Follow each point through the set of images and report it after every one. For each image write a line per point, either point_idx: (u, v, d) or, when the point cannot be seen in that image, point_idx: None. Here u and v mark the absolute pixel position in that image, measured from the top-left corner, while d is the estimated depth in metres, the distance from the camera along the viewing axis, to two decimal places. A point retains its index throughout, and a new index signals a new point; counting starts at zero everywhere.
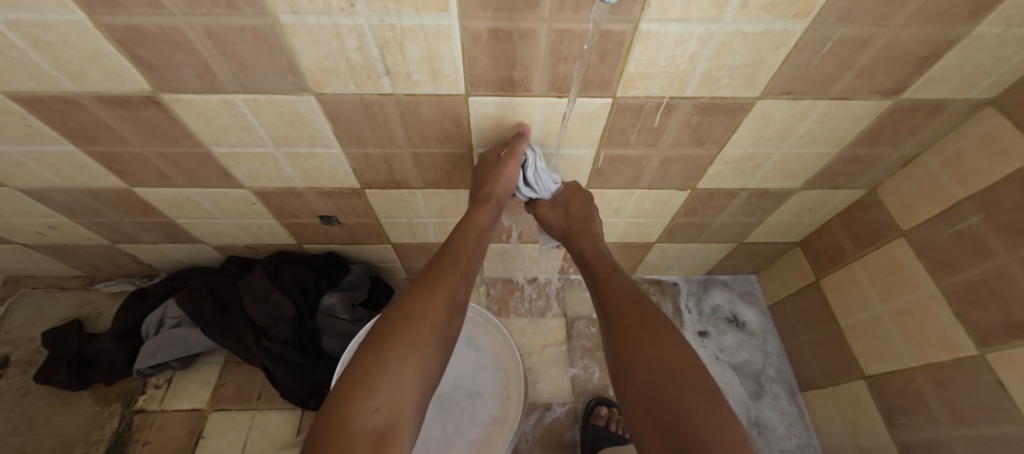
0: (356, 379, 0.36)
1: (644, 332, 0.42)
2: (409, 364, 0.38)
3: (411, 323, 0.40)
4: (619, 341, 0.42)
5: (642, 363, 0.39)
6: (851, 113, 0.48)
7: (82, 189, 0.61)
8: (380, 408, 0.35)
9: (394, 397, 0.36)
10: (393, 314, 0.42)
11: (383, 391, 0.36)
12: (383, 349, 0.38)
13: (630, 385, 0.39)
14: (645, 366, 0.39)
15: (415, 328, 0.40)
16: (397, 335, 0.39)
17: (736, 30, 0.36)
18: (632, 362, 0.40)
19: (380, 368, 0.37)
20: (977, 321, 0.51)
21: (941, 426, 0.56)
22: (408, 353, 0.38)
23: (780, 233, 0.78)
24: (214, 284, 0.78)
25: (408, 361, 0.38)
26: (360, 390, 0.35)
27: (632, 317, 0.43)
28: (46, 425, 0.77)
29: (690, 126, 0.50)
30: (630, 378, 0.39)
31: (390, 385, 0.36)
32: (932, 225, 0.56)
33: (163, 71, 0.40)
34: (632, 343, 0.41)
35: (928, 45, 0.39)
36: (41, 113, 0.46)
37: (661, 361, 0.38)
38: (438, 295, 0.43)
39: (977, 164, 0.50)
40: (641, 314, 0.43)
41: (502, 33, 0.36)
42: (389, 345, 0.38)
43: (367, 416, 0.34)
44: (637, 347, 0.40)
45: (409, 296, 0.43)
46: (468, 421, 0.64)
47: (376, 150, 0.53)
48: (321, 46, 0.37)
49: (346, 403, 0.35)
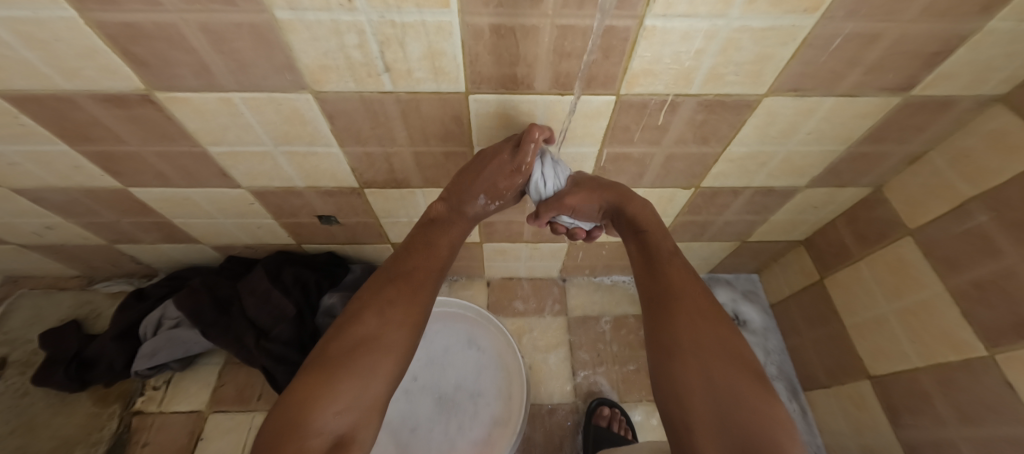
0: (318, 381, 0.38)
1: (704, 322, 0.41)
2: (376, 370, 0.40)
3: (378, 328, 0.42)
4: (674, 325, 0.42)
5: (700, 353, 0.39)
6: (858, 110, 0.47)
7: (78, 189, 0.60)
8: (340, 410, 0.37)
9: (356, 400, 0.38)
10: (366, 317, 0.43)
11: (347, 394, 0.38)
12: (352, 354, 0.40)
13: (685, 371, 0.39)
14: (703, 355, 0.39)
15: (385, 335, 0.42)
16: (364, 339, 0.41)
17: (742, 26, 0.35)
18: (689, 350, 0.40)
19: (344, 371, 0.38)
20: (985, 321, 0.50)
21: (947, 426, 0.56)
22: (377, 359, 0.40)
23: (784, 232, 0.78)
24: (213, 284, 0.77)
25: (372, 366, 0.40)
26: (322, 392, 0.37)
27: (690, 305, 0.43)
28: (45, 427, 0.76)
29: (695, 124, 0.49)
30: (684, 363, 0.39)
31: (354, 392, 0.38)
32: (940, 224, 0.55)
33: (159, 68, 0.39)
34: (691, 331, 0.41)
35: (939, 41, 0.38)
36: (35, 113, 0.45)
37: (721, 356, 0.39)
38: (406, 304, 0.45)
39: (986, 162, 0.49)
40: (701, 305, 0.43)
41: (504, 29, 0.35)
42: (359, 351, 0.40)
43: (327, 418, 0.36)
44: (699, 335, 0.40)
45: (377, 299, 0.44)
46: (468, 422, 0.64)
47: (376, 148, 0.53)
48: (320, 44, 0.36)
49: (309, 404, 0.36)
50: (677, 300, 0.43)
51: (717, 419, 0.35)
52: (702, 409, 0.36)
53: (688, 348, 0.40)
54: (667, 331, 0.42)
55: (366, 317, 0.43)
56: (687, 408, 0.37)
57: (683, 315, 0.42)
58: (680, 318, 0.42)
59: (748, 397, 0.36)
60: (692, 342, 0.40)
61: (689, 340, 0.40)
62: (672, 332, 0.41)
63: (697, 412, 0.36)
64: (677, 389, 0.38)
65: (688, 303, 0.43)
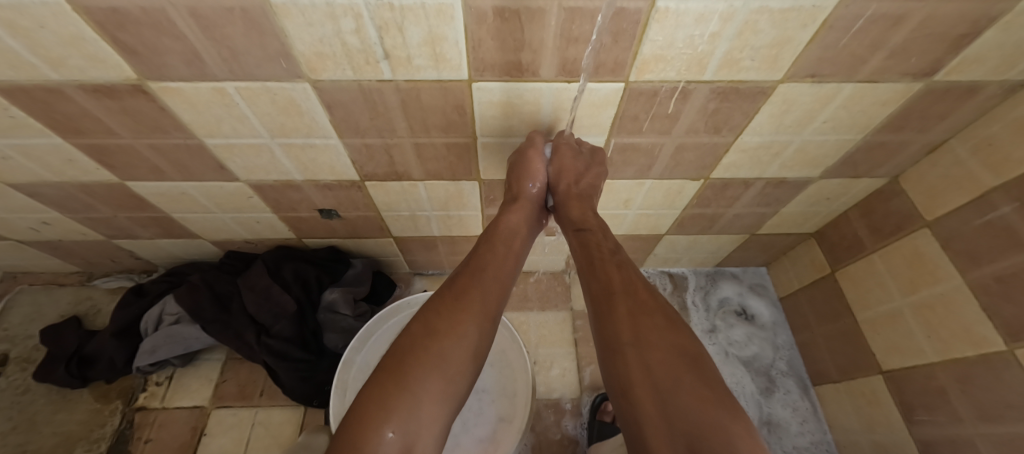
0: (372, 397, 0.32)
1: (644, 317, 0.37)
2: (428, 387, 0.34)
3: (433, 340, 0.36)
4: (615, 319, 0.38)
5: (644, 344, 0.35)
6: (877, 97, 0.45)
7: (73, 184, 0.58)
8: (397, 431, 0.31)
9: (415, 423, 0.32)
10: (413, 329, 0.38)
11: (400, 414, 0.31)
12: (400, 366, 0.34)
13: (628, 366, 0.34)
14: (648, 350, 0.34)
15: (436, 345, 0.36)
16: (416, 351, 0.35)
17: (761, 7, 0.33)
18: (631, 345, 0.35)
19: (405, 389, 0.33)
20: (1007, 316, 0.49)
21: (964, 423, 0.54)
22: (429, 373, 0.34)
23: (794, 225, 0.76)
24: (213, 279, 0.76)
25: (425, 383, 0.34)
26: (376, 410, 0.32)
27: (628, 299, 0.39)
28: (47, 423, 0.76)
29: (707, 112, 0.47)
30: (625, 360, 0.34)
31: (417, 413, 0.32)
32: (959, 216, 0.54)
33: (149, 57, 0.37)
34: (631, 323, 0.36)
35: (968, 22, 0.36)
36: (24, 105, 0.43)
37: (665, 348, 0.34)
38: (465, 310, 0.39)
39: (1010, 151, 0.47)
40: (640, 296, 0.39)
41: (509, 12, 0.33)
42: (406, 364, 0.34)
43: (382, 440, 0.30)
44: (640, 326, 0.36)
45: (427, 308, 0.40)
46: (473, 420, 0.63)
47: (376, 140, 0.51)
48: (315, 29, 0.34)
49: (364, 424, 0.31)
50: (614, 296, 0.39)
51: (664, 417, 0.30)
52: (650, 406, 0.31)
53: (628, 343, 0.35)
54: (609, 327, 0.37)
55: (410, 327, 0.38)
56: (636, 402, 0.32)
57: (624, 307, 0.38)
58: (620, 314, 0.38)
59: (695, 391, 0.30)
60: (635, 335, 0.35)
61: (631, 335, 0.36)
62: (613, 329, 0.37)
63: (644, 408, 0.31)
64: (627, 384, 0.33)
65: (626, 297, 0.39)
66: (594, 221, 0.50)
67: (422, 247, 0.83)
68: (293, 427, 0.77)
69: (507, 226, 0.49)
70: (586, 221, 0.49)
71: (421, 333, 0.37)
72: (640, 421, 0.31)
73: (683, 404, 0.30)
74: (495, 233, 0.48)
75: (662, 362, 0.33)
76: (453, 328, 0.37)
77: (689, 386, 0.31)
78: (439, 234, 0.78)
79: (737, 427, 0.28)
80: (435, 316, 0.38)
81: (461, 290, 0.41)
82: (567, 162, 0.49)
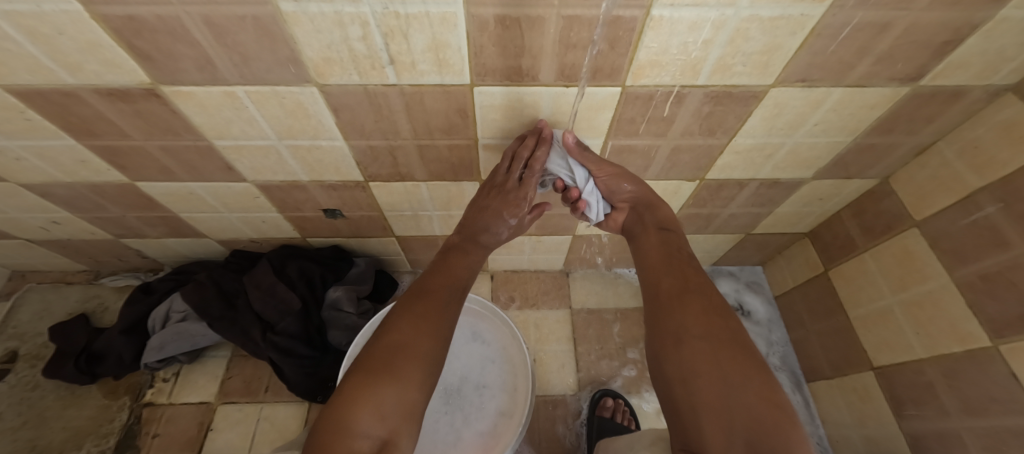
0: (358, 382, 0.37)
1: (714, 315, 0.39)
2: (412, 375, 0.39)
3: (421, 334, 0.42)
4: (685, 312, 0.40)
5: (713, 341, 0.37)
6: (866, 101, 0.47)
7: (84, 184, 0.60)
8: (383, 413, 0.36)
9: (399, 404, 0.37)
10: (389, 326, 0.42)
11: (390, 398, 0.37)
12: (392, 358, 0.39)
13: (693, 360, 0.36)
14: (713, 346, 0.36)
15: (423, 340, 0.41)
16: (407, 345, 0.40)
17: (752, 15, 0.35)
18: (699, 339, 0.37)
19: (388, 374, 0.38)
20: (991, 313, 0.50)
21: (951, 417, 0.56)
22: (415, 362, 0.39)
23: (788, 224, 0.77)
24: (219, 277, 0.78)
25: (413, 372, 0.39)
26: (368, 395, 0.36)
27: (701, 297, 0.41)
28: (56, 419, 0.78)
29: (701, 115, 0.49)
30: (688, 352, 0.37)
31: (405, 401, 0.37)
32: (947, 215, 0.55)
33: (163, 62, 0.39)
34: (699, 318, 0.39)
35: (950, 30, 0.37)
36: (40, 108, 0.45)
37: (732, 345, 0.36)
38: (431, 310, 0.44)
39: (996, 152, 0.48)
40: (712, 297, 0.41)
41: (510, 20, 0.35)
42: (397, 356, 0.39)
43: (370, 422, 0.35)
44: (711, 321, 0.39)
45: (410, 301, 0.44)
46: (474, 414, 0.64)
47: (380, 142, 0.52)
48: (324, 36, 0.36)
49: (353, 407, 0.35)
50: (687, 294, 0.42)
51: (723, 409, 0.33)
52: (711, 399, 0.34)
53: (696, 336, 0.37)
54: (676, 320, 0.40)
55: (400, 325, 0.42)
56: (693, 391, 0.35)
57: (697, 305, 0.40)
58: (690, 310, 0.40)
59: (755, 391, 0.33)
60: (705, 330, 0.38)
61: (699, 330, 0.38)
62: (678, 321, 0.40)
63: (704, 398, 0.34)
64: (686, 374, 0.36)
65: (698, 297, 0.41)
66: (676, 223, 0.51)
67: (423, 246, 0.85)
68: (296, 422, 0.78)
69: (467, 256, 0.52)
70: (671, 222, 0.51)
71: (410, 319, 0.43)
72: (697, 408, 0.34)
73: (748, 402, 0.32)
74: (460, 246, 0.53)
75: (728, 359, 0.35)
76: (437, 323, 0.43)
77: (754, 386, 0.33)
78: (441, 233, 0.79)
79: (795, 434, 0.31)
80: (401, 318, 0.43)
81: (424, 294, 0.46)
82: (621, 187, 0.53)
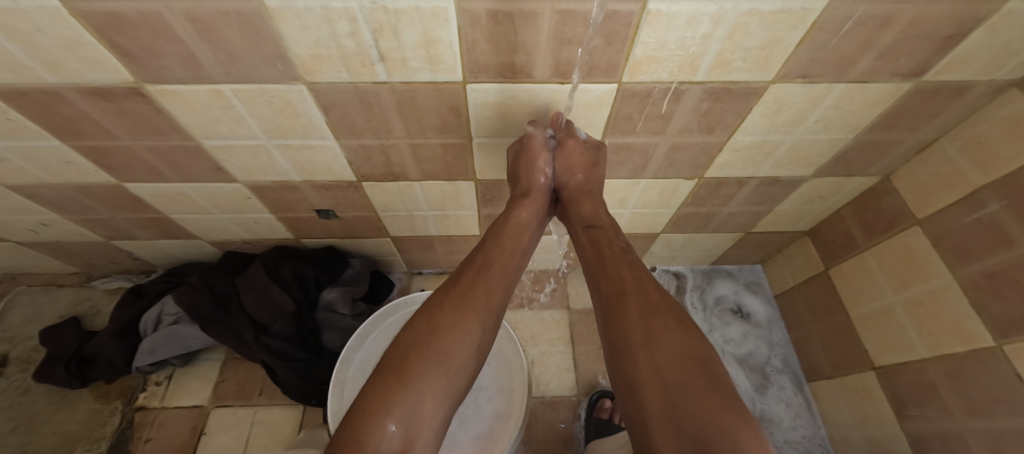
0: (375, 390, 0.35)
1: (655, 317, 0.36)
2: (430, 381, 0.36)
3: (435, 336, 0.38)
4: (625, 320, 0.37)
5: (656, 350, 0.34)
6: (868, 97, 0.46)
7: (71, 185, 0.59)
8: (400, 425, 0.33)
9: (417, 413, 0.34)
10: (414, 325, 0.40)
11: (402, 409, 0.33)
12: (403, 362, 0.36)
13: (637, 366, 0.34)
14: (657, 353, 0.34)
15: (439, 341, 0.38)
16: (418, 347, 0.37)
17: (751, 10, 0.34)
18: (641, 347, 0.34)
19: (406, 383, 0.35)
20: (995, 312, 0.49)
21: (954, 418, 0.55)
22: (428, 370, 0.36)
23: (789, 223, 0.77)
24: (212, 279, 0.77)
25: (425, 375, 0.36)
26: (379, 404, 0.33)
27: (638, 300, 0.38)
28: (48, 424, 0.77)
29: (700, 112, 0.48)
30: (636, 362, 0.34)
31: (416, 409, 0.34)
32: (950, 213, 0.54)
33: (146, 60, 0.38)
34: (641, 324, 0.36)
35: (955, 23, 0.36)
36: (22, 108, 0.44)
37: (674, 350, 0.34)
38: (465, 307, 0.40)
39: (1000, 148, 0.47)
40: (651, 298, 0.38)
41: (502, 15, 0.34)
42: (415, 362, 0.36)
43: (385, 431, 0.32)
44: (650, 327, 0.36)
45: (429, 305, 0.41)
46: (471, 417, 0.63)
47: (372, 141, 0.51)
48: (311, 32, 0.35)
49: (366, 419, 0.33)
50: (624, 297, 0.39)
51: (672, 417, 0.30)
52: (656, 400, 0.31)
53: (637, 346, 0.35)
54: (618, 327, 0.37)
55: (413, 322, 0.40)
56: (644, 405, 0.32)
57: (635, 309, 0.37)
58: (629, 315, 0.37)
59: (703, 397, 0.30)
60: (646, 337, 0.35)
61: (642, 337, 0.35)
62: (623, 329, 0.37)
63: (653, 411, 0.31)
64: (635, 386, 0.33)
65: (637, 297, 0.39)
66: (606, 219, 0.50)
67: (420, 246, 0.84)
68: (291, 425, 0.77)
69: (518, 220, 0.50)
70: (597, 219, 0.49)
71: (421, 329, 0.39)
72: (648, 421, 0.31)
73: (699, 409, 0.29)
74: (504, 228, 0.49)
75: (673, 367, 0.33)
76: (455, 324, 0.39)
77: (700, 390, 0.31)
78: (436, 233, 0.79)
79: (746, 433, 0.28)
80: (434, 312, 0.40)
81: (463, 285, 0.42)
82: (574, 150, 0.48)
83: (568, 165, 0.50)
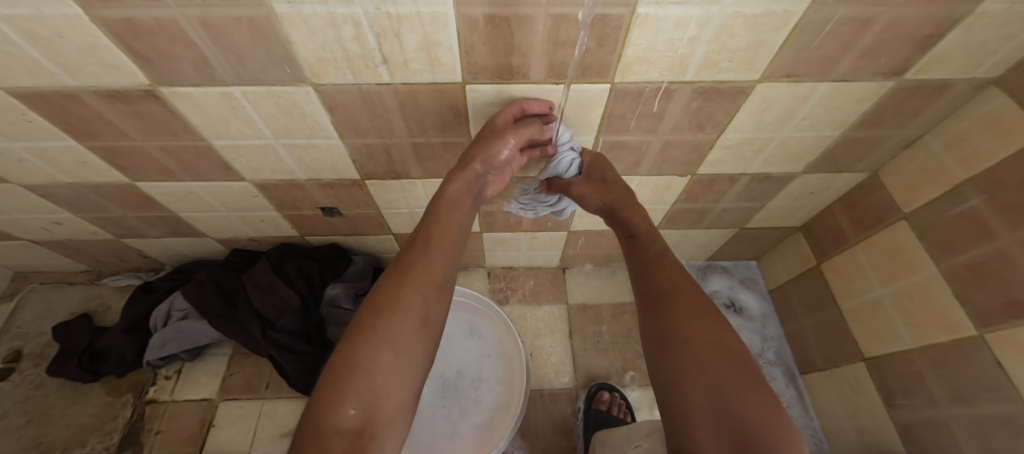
0: (331, 380, 0.36)
1: (699, 319, 0.41)
2: (383, 363, 0.37)
3: (382, 318, 0.40)
4: (671, 317, 0.42)
5: (697, 347, 0.38)
6: (852, 95, 0.48)
7: (85, 184, 0.61)
8: (357, 407, 0.35)
9: (371, 393, 0.36)
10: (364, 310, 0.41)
11: (358, 391, 0.35)
12: (351, 349, 0.38)
13: (679, 361, 0.38)
14: (699, 349, 0.38)
15: (383, 321, 0.39)
16: (365, 330, 0.39)
17: (735, 12, 0.35)
18: (686, 344, 0.39)
19: (357, 368, 0.36)
20: (977, 302, 0.51)
21: (940, 406, 0.57)
22: (380, 350, 0.38)
23: (781, 219, 0.78)
24: (219, 276, 0.79)
25: (377, 358, 0.37)
26: (335, 391, 0.35)
27: (684, 300, 0.43)
28: (61, 416, 0.79)
29: (690, 111, 0.50)
30: (680, 356, 0.38)
31: (375, 391, 0.36)
32: (935, 207, 0.56)
33: (161, 63, 0.40)
34: (687, 323, 0.40)
35: (931, 24, 0.38)
36: (42, 109, 0.46)
37: (713, 347, 0.38)
38: (408, 283, 0.42)
39: (981, 144, 0.49)
40: (694, 300, 0.42)
41: (499, 19, 0.36)
42: (367, 345, 0.38)
43: (341, 417, 0.34)
44: (695, 326, 0.40)
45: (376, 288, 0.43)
46: (471, 407, 0.65)
47: (375, 140, 0.53)
48: (318, 36, 0.37)
49: (322, 407, 0.35)
50: (670, 297, 0.43)
51: (713, 407, 0.34)
52: (698, 390, 0.36)
53: (681, 340, 0.39)
54: (665, 323, 0.42)
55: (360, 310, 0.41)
56: (685, 395, 0.37)
57: (680, 309, 0.42)
58: (674, 313, 0.42)
59: (741, 392, 0.34)
60: (687, 334, 0.40)
61: (685, 334, 0.40)
62: (668, 326, 0.41)
63: (694, 401, 0.36)
64: (676, 378, 0.38)
65: (681, 298, 0.43)
66: (652, 228, 0.53)
67: None
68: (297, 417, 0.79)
69: (454, 197, 0.49)
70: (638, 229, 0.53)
71: (369, 312, 0.40)
72: (689, 411, 0.36)
73: (739, 403, 0.34)
74: (437, 206, 0.49)
75: (715, 363, 0.37)
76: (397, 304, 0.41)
77: (738, 385, 0.35)
78: None
79: (782, 429, 0.32)
80: (377, 295, 0.42)
81: (403, 264, 0.44)
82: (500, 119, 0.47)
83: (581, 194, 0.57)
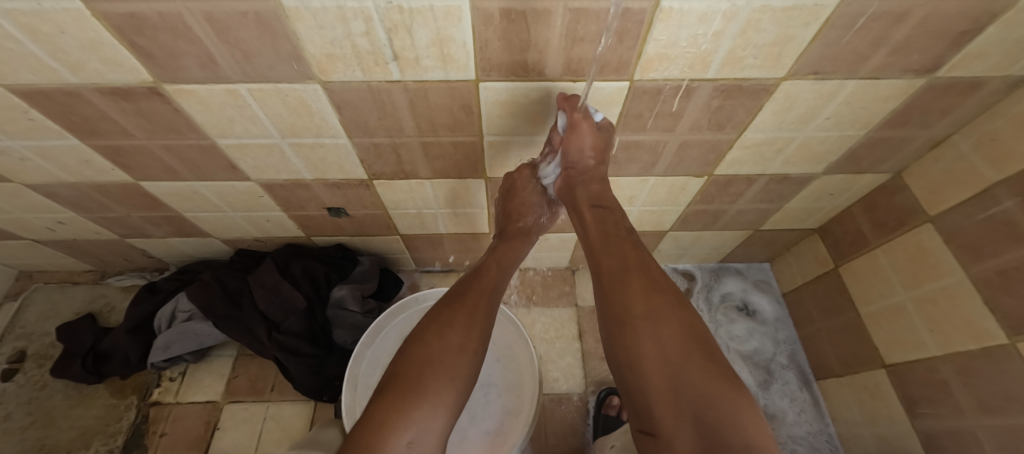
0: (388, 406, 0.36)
1: (656, 293, 0.38)
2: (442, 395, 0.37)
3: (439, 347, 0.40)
4: (629, 292, 0.39)
5: (658, 322, 0.36)
6: (880, 93, 0.46)
7: (88, 183, 0.60)
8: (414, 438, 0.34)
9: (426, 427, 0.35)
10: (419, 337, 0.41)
11: (419, 421, 0.35)
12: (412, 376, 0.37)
13: (638, 338, 0.35)
14: (659, 325, 0.36)
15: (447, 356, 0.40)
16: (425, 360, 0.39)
17: (763, 6, 0.34)
18: (645, 319, 0.36)
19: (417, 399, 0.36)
20: (1008, 309, 0.49)
21: (966, 416, 0.55)
22: (441, 384, 0.38)
23: (798, 220, 0.76)
24: (224, 277, 0.78)
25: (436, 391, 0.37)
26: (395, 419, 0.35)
27: (642, 276, 0.40)
28: (65, 418, 0.78)
29: (710, 109, 0.48)
30: (639, 331, 0.36)
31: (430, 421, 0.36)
32: (963, 210, 0.54)
33: (165, 60, 0.38)
34: (645, 298, 0.38)
35: (970, 19, 0.36)
36: (42, 107, 0.45)
37: (674, 323, 0.36)
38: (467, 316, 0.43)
39: (1012, 145, 0.47)
40: (653, 276, 0.40)
41: (515, 13, 0.34)
42: (424, 374, 0.38)
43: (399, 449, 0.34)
44: (651, 300, 0.38)
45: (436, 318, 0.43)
46: (481, 412, 0.64)
47: (384, 139, 0.52)
48: (326, 31, 0.35)
49: (379, 431, 0.34)
50: (628, 273, 0.40)
51: (672, 385, 0.32)
52: (657, 368, 0.33)
53: (640, 316, 0.36)
54: (622, 299, 0.38)
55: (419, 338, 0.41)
56: (643, 375, 0.34)
57: (638, 283, 0.39)
58: (633, 290, 0.39)
59: (699, 368, 0.33)
60: (648, 309, 0.37)
61: (644, 310, 0.37)
62: (625, 301, 0.38)
63: (653, 380, 0.33)
64: (633, 357, 0.35)
65: (638, 275, 0.40)
66: (612, 199, 0.50)
67: (428, 244, 0.84)
68: (302, 421, 0.79)
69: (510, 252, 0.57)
70: (605, 198, 0.49)
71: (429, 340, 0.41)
72: (647, 389, 0.33)
73: (697, 379, 0.32)
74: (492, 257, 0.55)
75: (674, 339, 0.35)
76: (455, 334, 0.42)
77: (698, 360, 0.33)
78: (445, 231, 0.79)
79: (738, 402, 0.31)
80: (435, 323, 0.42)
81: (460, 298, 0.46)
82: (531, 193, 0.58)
83: (579, 147, 0.47)
